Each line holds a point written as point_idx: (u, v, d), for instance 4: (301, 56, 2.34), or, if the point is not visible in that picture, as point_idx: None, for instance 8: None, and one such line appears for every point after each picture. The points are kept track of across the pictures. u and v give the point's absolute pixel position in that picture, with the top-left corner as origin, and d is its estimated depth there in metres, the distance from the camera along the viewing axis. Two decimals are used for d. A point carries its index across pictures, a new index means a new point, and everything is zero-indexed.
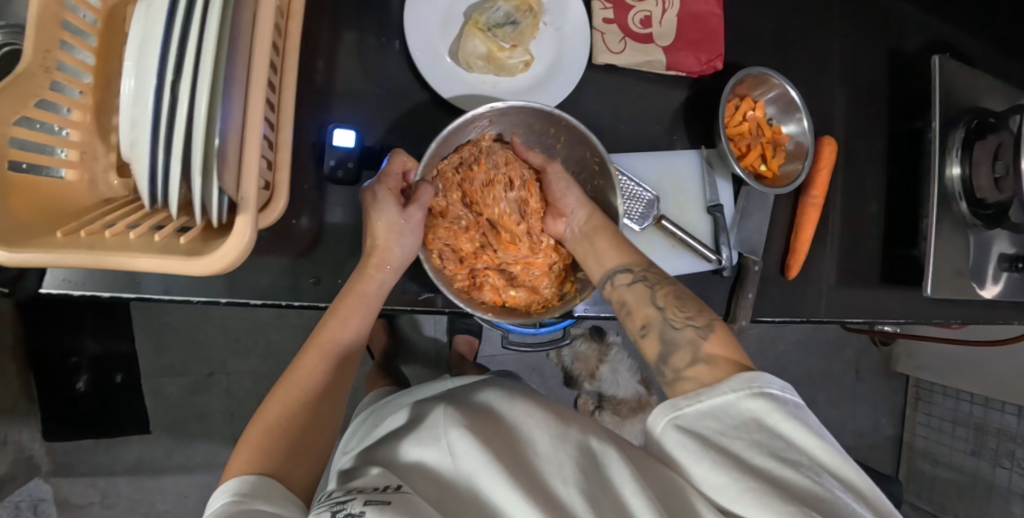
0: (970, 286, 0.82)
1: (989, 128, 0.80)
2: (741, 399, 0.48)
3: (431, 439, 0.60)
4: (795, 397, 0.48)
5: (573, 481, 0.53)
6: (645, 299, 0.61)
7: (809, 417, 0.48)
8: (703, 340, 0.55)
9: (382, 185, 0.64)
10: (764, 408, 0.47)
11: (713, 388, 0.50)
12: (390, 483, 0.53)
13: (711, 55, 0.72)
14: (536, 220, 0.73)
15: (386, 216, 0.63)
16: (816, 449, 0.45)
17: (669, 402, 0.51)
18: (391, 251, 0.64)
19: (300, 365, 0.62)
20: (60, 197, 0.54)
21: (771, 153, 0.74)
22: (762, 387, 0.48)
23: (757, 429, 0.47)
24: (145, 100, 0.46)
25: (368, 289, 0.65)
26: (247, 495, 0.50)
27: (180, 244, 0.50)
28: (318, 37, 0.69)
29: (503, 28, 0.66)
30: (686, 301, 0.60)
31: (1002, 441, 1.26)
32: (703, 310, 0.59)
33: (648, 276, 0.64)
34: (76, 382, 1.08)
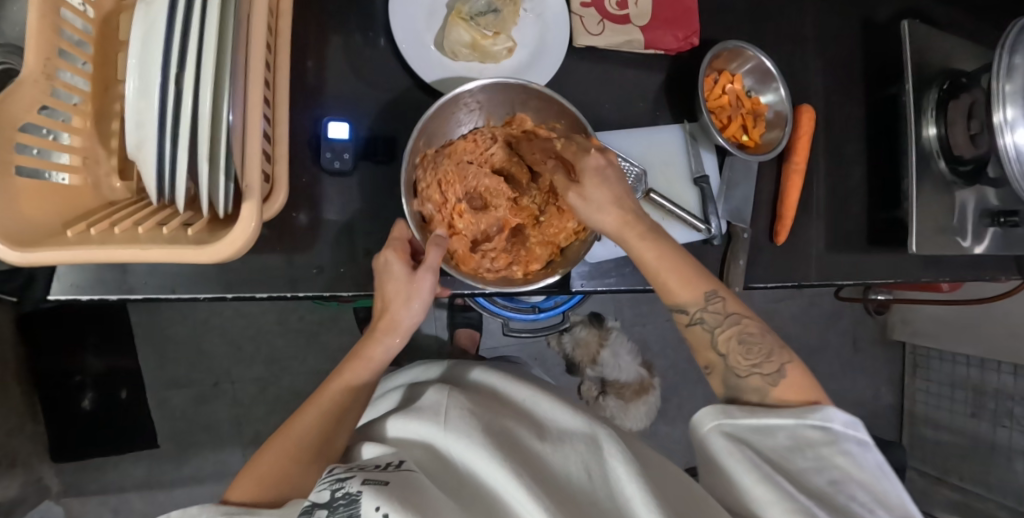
0: (955, 242, 0.85)
1: (961, 87, 0.82)
2: (803, 428, 0.53)
3: (427, 414, 0.62)
4: (859, 433, 0.53)
5: (578, 479, 0.57)
6: (708, 344, 0.60)
7: (869, 454, 0.53)
8: (774, 384, 0.56)
9: (390, 251, 0.65)
10: (821, 437, 0.53)
11: (772, 411, 0.55)
12: (393, 462, 0.54)
13: (687, 32, 0.74)
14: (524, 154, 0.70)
15: (394, 280, 0.65)
16: (866, 480, 0.51)
17: (721, 407, 0.57)
18: (400, 316, 0.66)
19: (297, 420, 0.63)
20: (67, 201, 0.55)
21: (751, 124, 0.77)
22: (825, 420, 0.53)
23: (809, 456, 0.53)
24: (149, 96, 0.48)
25: (375, 354, 0.67)
26: (237, 515, 0.54)
27: (188, 235, 0.52)
28: (305, 37, 0.71)
29: (485, 16, 0.68)
30: (752, 345, 0.58)
31: (1001, 400, 1.28)
32: (771, 355, 0.57)
33: (709, 313, 0.60)
34: (82, 400, 1.11)
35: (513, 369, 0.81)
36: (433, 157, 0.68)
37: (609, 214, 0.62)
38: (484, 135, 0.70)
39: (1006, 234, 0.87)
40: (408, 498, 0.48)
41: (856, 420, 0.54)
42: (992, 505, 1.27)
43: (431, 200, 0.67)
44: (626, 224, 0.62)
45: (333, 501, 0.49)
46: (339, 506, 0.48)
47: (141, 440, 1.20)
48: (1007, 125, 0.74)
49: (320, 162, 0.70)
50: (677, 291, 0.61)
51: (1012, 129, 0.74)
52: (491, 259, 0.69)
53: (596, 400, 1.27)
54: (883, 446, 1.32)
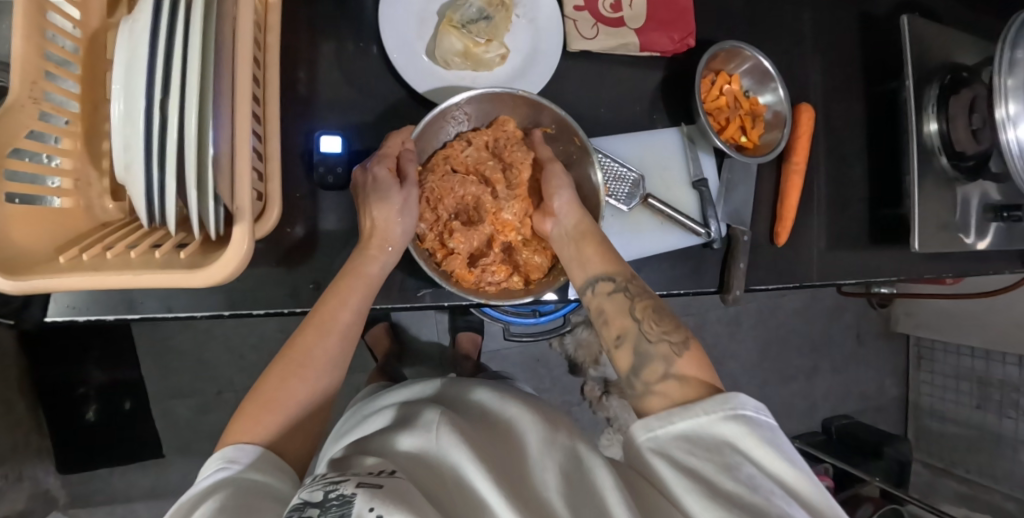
0: (958, 238, 0.84)
1: (961, 81, 0.82)
2: (714, 421, 0.50)
3: (422, 430, 0.61)
4: (767, 419, 0.51)
5: (557, 488, 0.54)
6: (622, 311, 0.60)
7: (783, 439, 0.49)
8: (676, 357, 0.56)
9: (382, 165, 0.63)
10: (736, 429, 0.49)
11: (685, 410, 0.51)
12: (384, 468, 0.53)
13: (683, 33, 0.73)
14: (504, 155, 0.70)
15: (385, 196, 0.62)
16: (785, 472, 0.47)
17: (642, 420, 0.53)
18: (392, 232, 0.64)
19: (298, 345, 0.59)
20: (61, 226, 0.55)
21: (750, 124, 0.75)
22: (736, 408, 0.50)
23: (730, 452, 0.48)
24: (137, 119, 0.48)
25: (371, 271, 0.63)
26: (243, 465, 0.51)
27: (182, 258, 0.51)
28: (295, 47, 0.70)
29: (477, 23, 0.67)
30: (664, 315, 0.60)
31: (1006, 391, 1.27)
32: (678, 327, 0.59)
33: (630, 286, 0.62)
34: (86, 412, 1.12)
35: (504, 386, 0.80)
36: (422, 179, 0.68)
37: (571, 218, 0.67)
38: (463, 141, 0.69)
39: (1008, 228, 0.86)
40: (405, 502, 0.47)
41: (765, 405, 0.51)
42: (998, 496, 1.27)
43: (425, 221, 0.68)
44: (588, 235, 0.66)
45: (326, 500, 0.47)
46: (332, 506, 0.47)
47: (147, 449, 1.20)
48: (1009, 120, 0.73)
49: (314, 176, 0.70)
50: (597, 263, 0.64)
51: (1014, 125, 0.73)
52: (492, 273, 0.68)
53: (600, 400, 1.29)
54: (889, 439, 1.32)
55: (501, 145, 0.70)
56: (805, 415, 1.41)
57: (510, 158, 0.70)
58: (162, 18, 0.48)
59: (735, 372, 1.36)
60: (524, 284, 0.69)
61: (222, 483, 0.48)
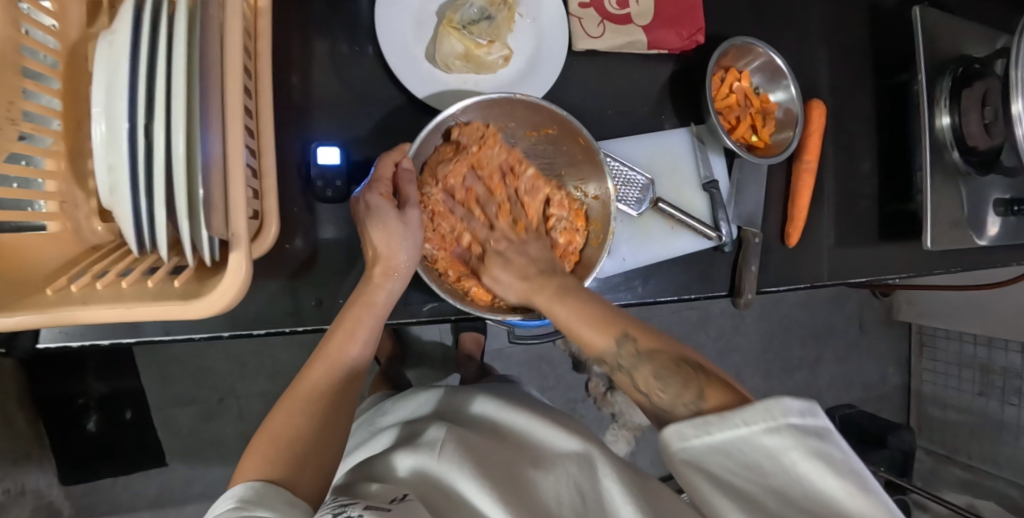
0: (969, 235, 0.83)
1: (974, 74, 0.79)
2: (757, 433, 0.44)
3: (426, 447, 0.60)
4: (819, 423, 0.44)
5: (570, 501, 0.56)
6: (631, 386, 0.56)
7: (835, 447, 0.43)
8: (697, 408, 0.49)
9: (374, 192, 0.60)
10: (783, 442, 0.43)
11: (725, 420, 0.46)
12: (403, 494, 0.52)
13: (691, 29, 0.70)
14: (443, 224, 0.67)
15: (382, 223, 0.60)
16: (838, 489, 0.41)
17: (676, 429, 0.48)
18: (396, 258, 0.62)
19: (307, 376, 0.59)
20: (47, 252, 0.52)
21: (760, 123, 0.73)
22: (783, 417, 0.43)
23: (773, 467, 0.43)
24: (121, 143, 0.45)
25: (377, 299, 0.62)
26: (250, 499, 0.48)
27: (175, 287, 0.49)
28: (289, 53, 0.67)
29: (478, 24, 0.64)
30: (669, 379, 0.53)
31: (1009, 378, 1.27)
32: (687, 382, 0.51)
33: (623, 356, 0.57)
34: (87, 422, 1.10)
35: (507, 392, 0.80)
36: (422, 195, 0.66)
37: (516, 290, 0.65)
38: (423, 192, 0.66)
39: (1017, 222, 0.85)
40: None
41: (813, 406, 0.44)
42: (1001, 482, 1.28)
43: (430, 241, 0.67)
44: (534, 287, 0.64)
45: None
46: None
47: (149, 459, 1.18)
48: None
49: (311, 188, 0.67)
50: (594, 340, 0.58)
51: None
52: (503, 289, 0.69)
53: (604, 396, 1.29)
54: (894, 428, 1.32)
55: (440, 211, 0.67)
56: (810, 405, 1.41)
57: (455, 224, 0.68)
58: (143, 35, 0.45)
59: (740, 365, 1.35)
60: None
61: None
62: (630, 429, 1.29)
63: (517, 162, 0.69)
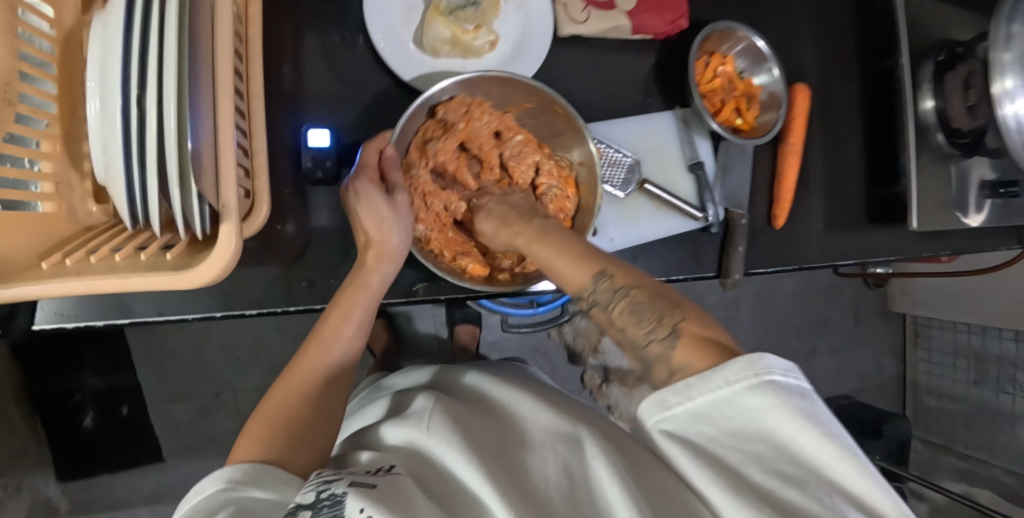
0: (955, 216, 0.83)
1: (957, 58, 0.80)
2: (738, 394, 0.43)
3: (413, 419, 0.61)
4: (802, 382, 0.43)
5: (557, 483, 0.55)
6: (608, 322, 0.54)
7: (818, 407, 0.42)
8: (671, 348, 0.48)
9: (361, 178, 0.62)
10: (766, 403, 0.42)
11: (705, 383, 0.44)
12: (382, 466, 0.52)
13: (675, 15, 0.71)
14: (437, 201, 0.69)
15: (371, 207, 0.61)
16: (821, 450, 0.41)
17: (657, 398, 0.47)
18: (388, 242, 0.63)
19: (302, 359, 0.60)
20: (45, 232, 0.53)
21: (745, 106, 0.75)
22: (766, 377, 0.42)
23: (757, 432, 0.43)
24: (115, 119, 0.46)
25: (371, 282, 0.63)
26: (242, 482, 0.48)
27: (168, 260, 0.50)
28: (279, 40, 0.68)
29: (464, 10, 0.65)
30: (643, 313, 0.51)
31: (1003, 367, 1.28)
32: (664, 316, 0.50)
33: (604, 292, 0.54)
34: (83, 418, 1.11)
35: (501, 370, 0.80)
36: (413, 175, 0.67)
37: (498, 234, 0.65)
38: (414, 172, 0.68)
39: (1004, 205, 0.86)
40: (394, 505, 0.45)
41: (795, 367, 0.43)
42: (997, 471, 1.28)
43: (424, 222, 0.68)
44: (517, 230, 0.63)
45: (318, 502, 0.46)
46: (323, 508, 0.45)
47: (147, 454, 1.19)
48: (1007, 95, 0.72)
49: (302, 171, 0.68)
50: (572, 278, 0.56)
51: (1010, 100, 0.72)
52: (502, 259, 0.70)
53: (600, 388, 1.28)
54: (889, 418, 1.32)
55: (433, 189, 0.68)
56: None
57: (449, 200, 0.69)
58: (136, 15, 0.46)
59: None
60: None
61: (221, 505, 0.46)
62: (627, 421, 1.24)
63: (506, 127, 0.69)
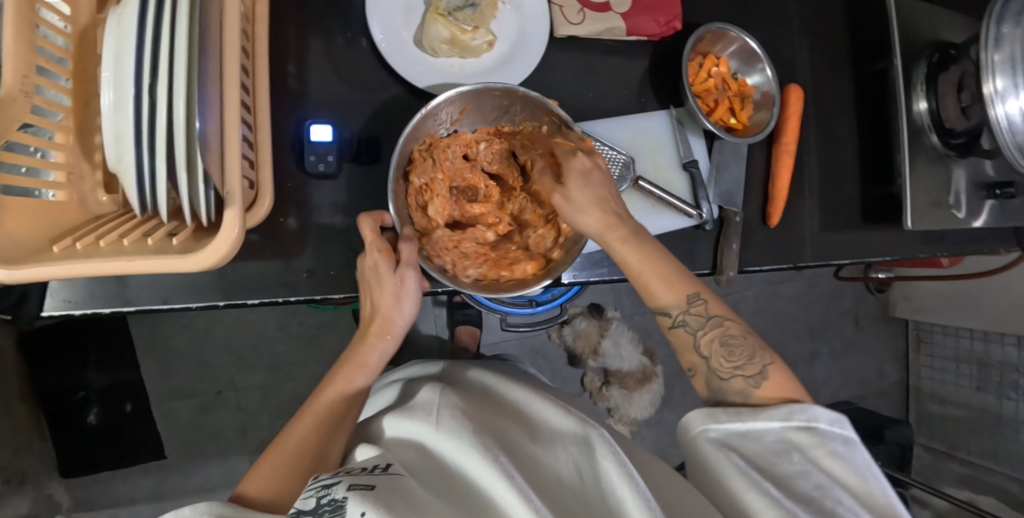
0: (951, 215, 0.84)
1: (950, 59, 0.83)
2: (786, 430, 0.53)
3: (420, 413, 0.61)
4: (846, 432, 0.53)
5: (569, 480, 0.56)
6: (690, 347, 0.59)
7: (857, 453, 0.52)
8: (757, 386, 0.56)
9: (373, 251, 0.63)
10: (809, 438, 0.52)
11: (757, 413, 0.54)
12: (379, 463, 0.53)
13: (669, 16, 0.73)
14: (468, 243, 0.69)
15: (383, 283, 0.64)
16: (853, 482, 0.51)
17: (707, 411, 0.57)
18: (392, 320, 0.66)
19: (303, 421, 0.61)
20: (57, 218, 0.56)
21: (739, 106, 0.76)
22: (811, 420, 0.53)
23: (798, 458, 0.52)
24: (126, 106, 0.48)
25: (371, 360, 0.66)
26: (232, 514, 0.50)
27: (174, 245, 0.52)
28: (285, 40, 0.71)
29: (463, 11, 0.67)
30: (735, 346, 0.57)
31: (1006, 372, 1.27)
32: (753, 358, 0.57)
33: (691, 315, 0.59)
34: (87, 415, 1.13)
35: (503, 369, 0.81)
36: (432, 237, 0.68)
37: (591, 216, 0.61)
38: (434, 236, 0.68)
39: (1001, 205, 0.86)
40: (395, 504, 0.46)
41: (841, 418, 0.53)
42: (1002, 478, 1.27)
43: (473, 264, 0.69)
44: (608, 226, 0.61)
45: (318, 508, 0.46)
46: (325, 513, 0.46)
47: (149, 451, 1.20)
48: (998, 95, 0.73)
49: (305, 166, 0.70)
50: (660, 294, 0.60)
51: (1001, 100, 0.74)
52: (546, 238, 0.71)
53: (600, 391, 1.28)
54: (891, 423, 1.32)
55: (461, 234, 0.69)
56: None
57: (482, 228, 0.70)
58: (148, 11, 0.48)
59: None
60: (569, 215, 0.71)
61: None
62: (626, 423, 1.28)
63: (471, 144, 0.70)
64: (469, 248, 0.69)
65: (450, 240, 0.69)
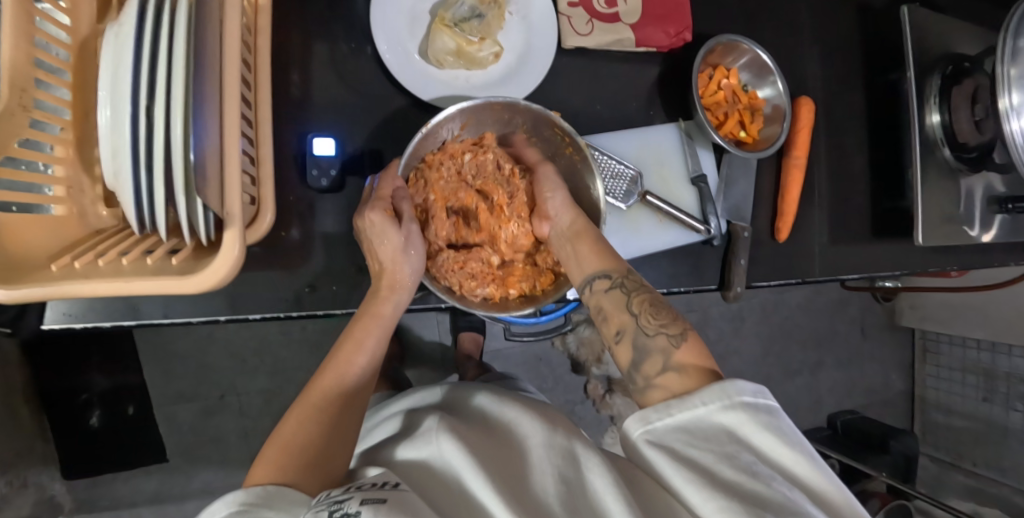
0: (962, 231, 0.83)
1: (964, 72, 0.80)
2: (713, 412, 0.47)
3: (422, 440, 0.61)
4: (768, 400, 0.47)
5: (556, 493, 0.53)
6: (620, 306, 0.58)
7: (783, 422, 0.47)
8: (671, 355, 0.52)
9: (376, 209, 0.60)
10: (737, 418, 0.46)
11: (683, 402, 0.48)
12: (388, 480, 0.51)
13: (679, 28, 0.72)
14: (475, 263, 0.67)
15: (389, 241, 0.61)
16: (783, 456, 0.45)
17: (641, 414, 0.50)
18: (401, 271, 0.63)
19: (316, 387, 0.58)
20: (55, 233, 0.55)
21: (749, 119, 0.75)
22: (737, 395, 0.47)
23: (730, 443, 0.46)
24: (123, 126, 0.47)
25: (384, 312, 0.63)
26: (258, 506, 0.47)
27: (173, 264, 0.51)
28: (289, 48, 0.70)
29: (469, 22, 0.66)
30: (661, 308, 0.56)
31: (1013, 383, 1.26)
32: (675, 319, 0.55)
33: (626, 281, 0.60)
34: (90, 417, 1.11)
35: (508, 390, 0.78)
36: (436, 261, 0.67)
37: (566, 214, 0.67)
38: (439, 259, 0.67)
39: (1012, 220, 0.85)
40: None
41: (762, 387, 0.48)
42: (1007, 490, 1.26)
43: (480, 282, 0.66)
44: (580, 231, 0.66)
45: None
46: None
47: (151, 454, 1.20)
48: (1013, 111, 0.72)
49: (307, 180, 0.69)
50: (590, 264, 0.63)
51: (1016, 115, 0.72)
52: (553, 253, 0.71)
53: (603, 398, 1.29)
54: (895, 433, 1.31)
55: (465, 255, 0.67)
56: (810, 410, 1.40)
57: (487, 249, 0.68)
58: (146, 27, 0.47)
59: (738, 368, 1.35)
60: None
61: None
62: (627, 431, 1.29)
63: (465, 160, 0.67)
64: (475, 266, 0.67)
65: (457, 262, 0.67)
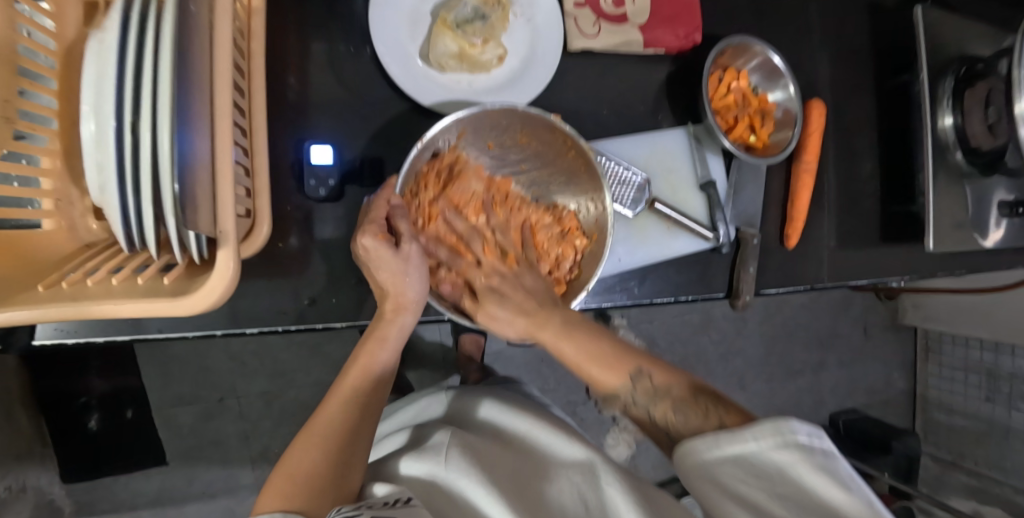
0: (973, 237, 0.81)
1: (977, 74, 0.77)
2: (767, 449, 0.43)
3: (432, 452, 0.58)
4: (824, 442, 0.43)
5: (576, 510, 0.53)
6: (650, 421, 0.54)
7: (841, 465, 0.43)
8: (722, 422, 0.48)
9: (369, 235, 0.57)
10: (790, 457, 0.43)
11: (734, 435, 0.45)
12: (400, 497, 0.50)
13: (689, 29, 0.70)
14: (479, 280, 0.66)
15: (387, 267, 0.58)
16: (841, 502, 0.41)
17: (689, 444, 0.48)
18: (406, 294, 0.61)
19: (322, 413, 0.57)
20: (41, 249, 0.52)
21: (759, 123, 0.73)
22: (791, 434, 0.43)
23: (783, 481, 0.43)
24: (108, 141, 0.45)
25: (388, 332, 0.62)
26: None
27: (166, 284, 0.49)
28: (285, 50, 0.67)
29: (472, 23, 0.64)
30: (688, 412, 0.51)
31: (1015, 384, 1.25)
32: (710, 412, 0.50)
33: (639, 393, 0.55)
34: (88, 421, 1.10)
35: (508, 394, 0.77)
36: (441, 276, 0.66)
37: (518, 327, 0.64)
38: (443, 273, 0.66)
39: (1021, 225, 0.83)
40: None
41: (818, 428, 0.44)
42: (1009, 490, 1.26)
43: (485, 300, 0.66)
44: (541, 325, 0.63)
45: None
46: None
47: (150, 457, 1.18)
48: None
49: (305, 191, 0.66)
50: (607, 379, 0.57)
51: None
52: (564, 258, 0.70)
53: None
54: (897, 434, 1.31)
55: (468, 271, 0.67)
56: (813, 409, 1.40)
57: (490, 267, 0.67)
58: (130, 36, 0.45)
59: (742, 369, 1.34)
60: (578, 231, 0.70)
61: None
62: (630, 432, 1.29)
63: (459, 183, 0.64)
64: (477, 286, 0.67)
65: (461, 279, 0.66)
